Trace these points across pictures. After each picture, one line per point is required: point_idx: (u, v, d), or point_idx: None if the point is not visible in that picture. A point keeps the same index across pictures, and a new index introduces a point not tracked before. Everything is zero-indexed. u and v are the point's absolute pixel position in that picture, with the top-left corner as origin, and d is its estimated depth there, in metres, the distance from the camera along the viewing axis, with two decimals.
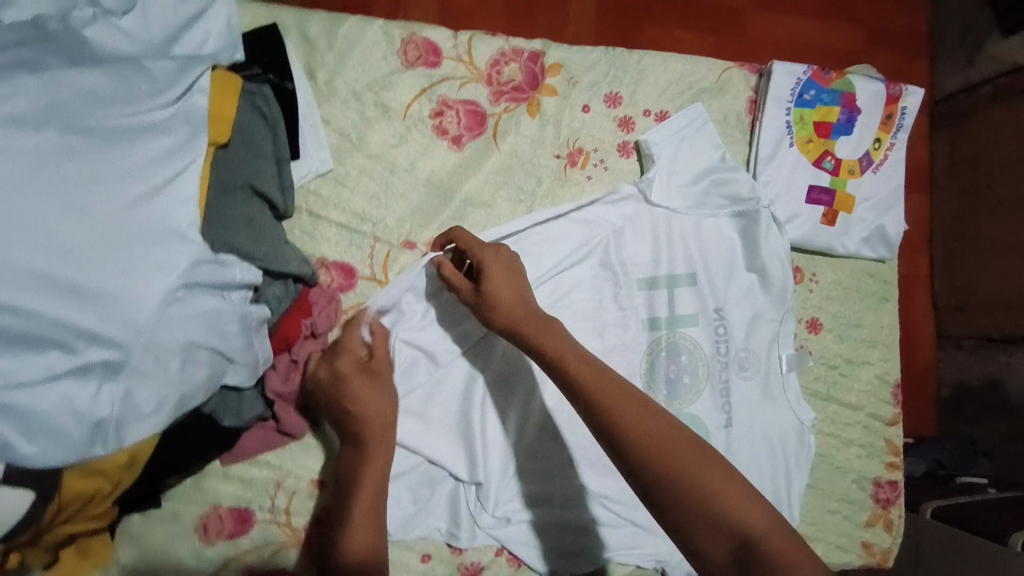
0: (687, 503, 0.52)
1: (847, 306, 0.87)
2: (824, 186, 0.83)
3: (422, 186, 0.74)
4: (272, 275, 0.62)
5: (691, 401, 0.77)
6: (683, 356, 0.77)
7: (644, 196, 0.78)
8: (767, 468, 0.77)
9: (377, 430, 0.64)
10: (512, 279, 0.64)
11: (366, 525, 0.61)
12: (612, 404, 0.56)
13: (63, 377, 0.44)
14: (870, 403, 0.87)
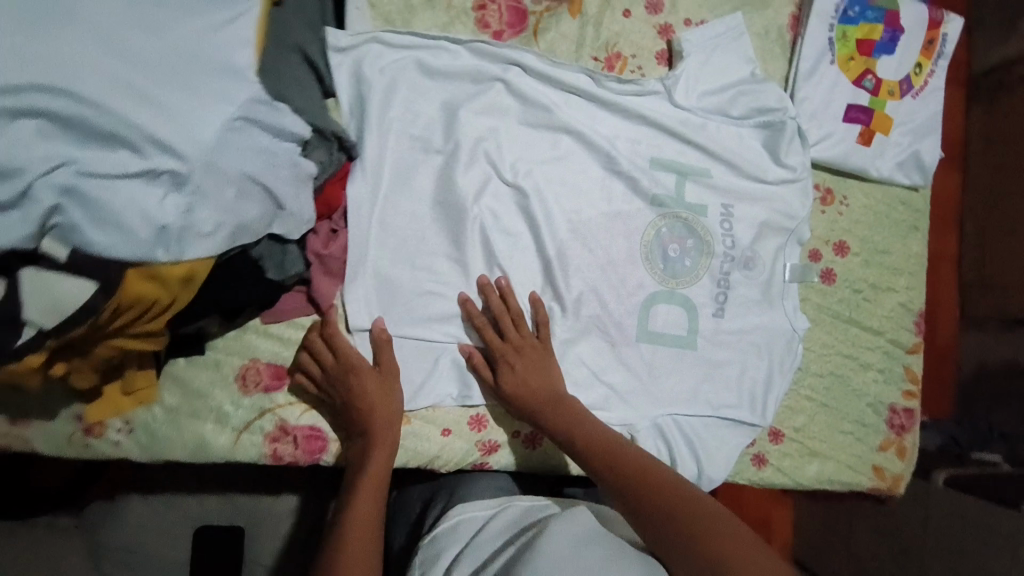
0: (683, 546, 0.55)
1: (875, 231, 0.86)
2: (862, 105, 0.83)
3: (463, 70, 0.75)
4: (320, 137, 0.65)
5: (686, 284, 0.80)
6: (688, 238, 0.80)
7: (669, 96, 0.80)
8: (760, 368, 0.81)
9: (382, 447, 0.67)
10: (537, 367, 0.73)
11: (366, 524, 0.63)
12: (626, 477, 0.63)
13: (134, 178, 0.47)
14: (891, 330, 0.87)
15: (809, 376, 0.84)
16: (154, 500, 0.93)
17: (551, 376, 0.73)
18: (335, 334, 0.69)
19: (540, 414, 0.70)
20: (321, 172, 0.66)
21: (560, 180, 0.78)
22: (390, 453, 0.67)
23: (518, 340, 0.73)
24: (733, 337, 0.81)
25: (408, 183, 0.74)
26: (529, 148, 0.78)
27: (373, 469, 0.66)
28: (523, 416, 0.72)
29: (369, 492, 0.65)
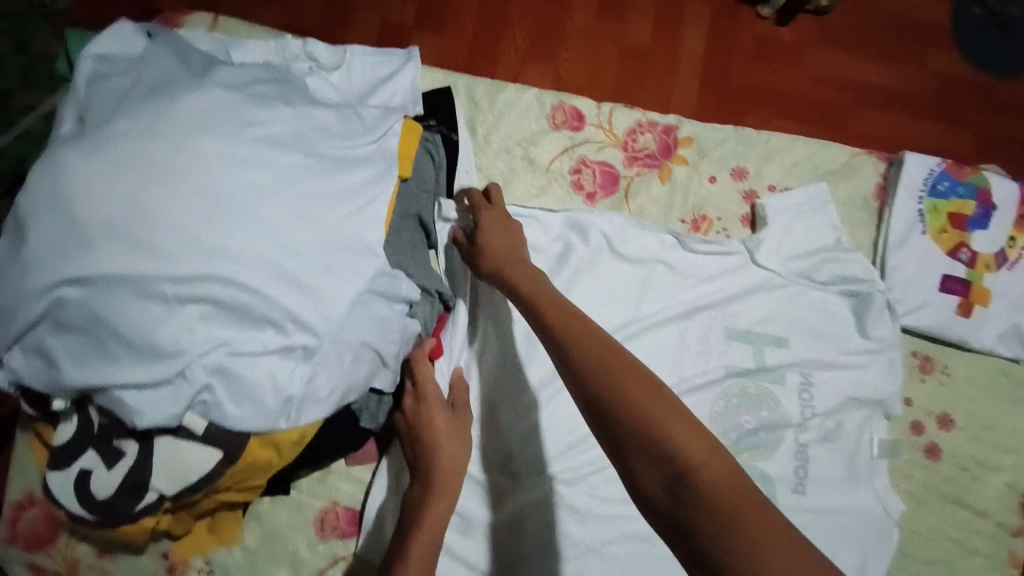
0: (605, 386, 0.50)
1: (981, 404, 0.82)
2: (958, 276, 0.82)
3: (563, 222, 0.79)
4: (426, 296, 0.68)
5: (764, 457, 0.77)
6: (763, 410, 0.78)
7: (751, 256, 0.81)
8: (853, 555, 0.74)
9: (441, 492, 0.62)
10: (505, 234, 0.70)
11: None
12: (565, 327, 0.57)
13: (272, 353, 0.50)
14: (1000, 512, 0.79)
15: (916, 564, 0.77)
16: None
17: (520, 254, 0.68)
18: (420, 367, 0.66)
19: (507, 279, 0.65)
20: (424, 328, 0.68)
21: (648, 338, 0.78)
22: (445, 513, 0.61)
23: (487, 222, 0.71)
24: (820, 517, 0.76)
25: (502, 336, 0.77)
26: (617, 297, 0.78)
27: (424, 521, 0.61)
28: (491, 275, 0.67)
29: (420, 550, 0.59)
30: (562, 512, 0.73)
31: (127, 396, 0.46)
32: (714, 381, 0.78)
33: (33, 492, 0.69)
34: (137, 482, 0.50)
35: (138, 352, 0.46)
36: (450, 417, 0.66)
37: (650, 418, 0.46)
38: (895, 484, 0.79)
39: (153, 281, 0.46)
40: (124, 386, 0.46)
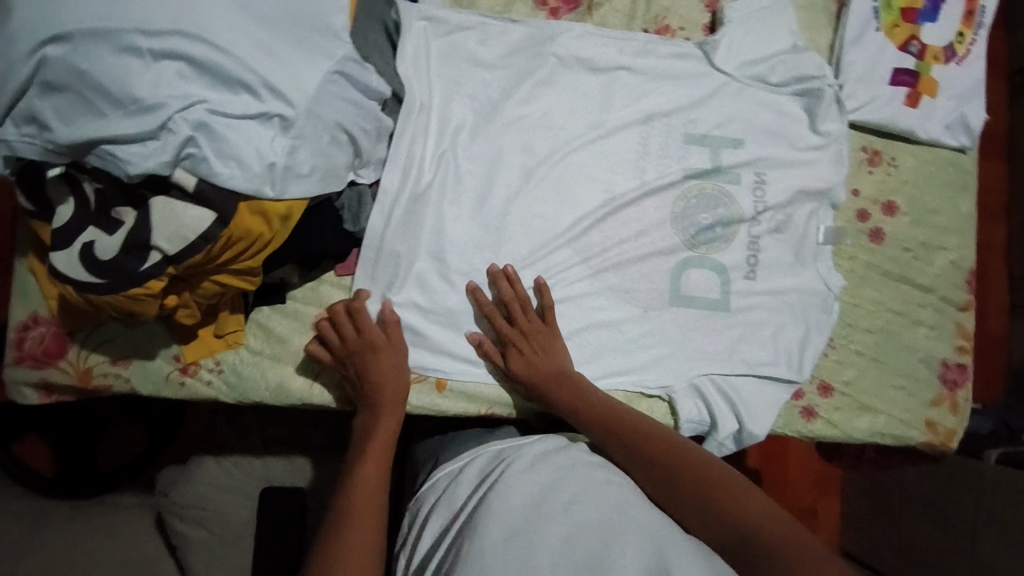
0: (688, 492, 0.62)
1: (925, 191, 0.86)
2: (908, 69, 0.84)
3: (525, 28, 0.80)
4: (395, 100, 0.74)
5: (719, 249, 0.85)
6: (718, 208, 0.84)
7: (708, 59, 0.84)
8: (797, 328, 0.85)
9: (387, 423, 0.70)
10: (544, 349, 0.75)
11: (373, 483, 0.66)
12: (631, 436, 0.69)
13: (250, 119, 0.54)
14: (943, 287, 0.86)
15: (858, 332, 0.85)
16: (223, 463, 0.95)
17: (558, 364, 0.75)
18: (356, 316, 0.73)
19: (559, 401, 0.73)
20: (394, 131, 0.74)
21: (611, 144, 0.82)
22: (396, 425, 0.71)
23: (514, 301, 0.76)
24: (767, 298, 0.85)
25: (463, 148, 0.78)
26: (584, 105, 0.81)
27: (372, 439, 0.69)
28: (535, 395, 0.76)
29: (371, 473, 0.67)
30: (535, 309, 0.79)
31: (119, 148, 0.51)
32: (673, 184, 0.83)
33: (37, 313, 0.74)
34: (139, 242, 0.55)
35: (122, 106, 0.50)
36: (395, 364, 0.72)
37: (727, 508, 0.59)
38: (839, 265, 0.86)
39: (126, 34, 0.49)
40: (114, 139, 0.50)
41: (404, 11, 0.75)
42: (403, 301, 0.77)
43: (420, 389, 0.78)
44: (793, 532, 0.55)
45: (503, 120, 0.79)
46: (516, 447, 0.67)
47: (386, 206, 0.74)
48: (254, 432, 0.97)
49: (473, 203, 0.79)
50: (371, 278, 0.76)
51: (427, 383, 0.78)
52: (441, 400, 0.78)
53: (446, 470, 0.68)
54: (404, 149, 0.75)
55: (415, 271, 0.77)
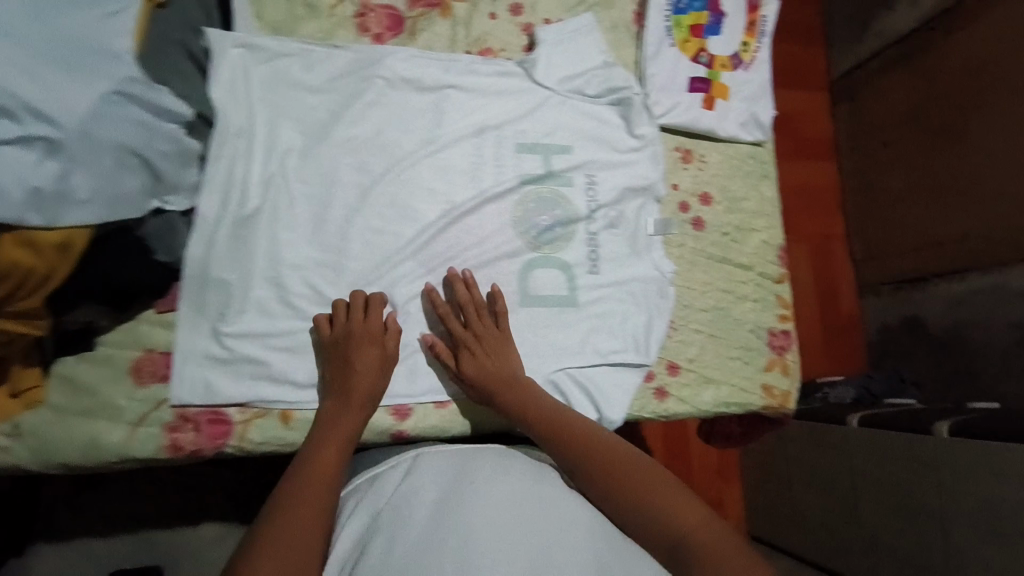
0: (623, 489, 0.62)
1: (732, 181, 0.98)
2: (702, 77, 0.95)
3: (349, 53, 0.81)
4: (203, 123, 0.72)
5: (561, 248, 0.90)
6: (555, 210, 0.90)
7: (530, 75, 0.90)
8: (641, 314, 0.91)
9: (348, 419, 0.71)
10: (496, 349, 0.79)
11: (322, 477, 0.64)
12: (572, 435, 0.69)
13: (6, 144, 0.51)
14: (759, 264, 0.97)
15: (695, 312, 0.93)
16: (64, 547, 0.84)
17: (504, 363, 0.78)
18: (339, 314, 0.76)
19: (502, 395, 0.75)
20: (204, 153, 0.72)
21: (447, 156, 0.85)
22: (354, 426, 0.71)
23: (472, 308, 0.80)
24: (612, 288, 0.91)
25: (292, 169, 0.77)
26: (416, 122, 0.83)
27: (319, 440, 0.69)
28: (479, 395, 0.78)
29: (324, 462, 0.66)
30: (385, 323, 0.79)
31: None
32: (509, 191, 0.87)
33: None
34: None
35: None
36: (378, 355, 0.75)
37: (661, 507, 0.60)
38: (670, 253, 0.94)
39: None
40: None
41: (213, 39, 0.74)
42: (239, 330, 0.74)
43: (262, 423, 0.74)
44: (723, 534, 0.58)
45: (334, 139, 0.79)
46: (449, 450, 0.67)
47: (208, 232, 0.72)
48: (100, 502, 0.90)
49: (311, 221, 0.78)
50: (197, 309, 0.72)
51: (270, 417, 0.75)
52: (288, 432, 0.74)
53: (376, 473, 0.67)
54: (222, 173, 0.72)
55: (253, 301, 0.75)
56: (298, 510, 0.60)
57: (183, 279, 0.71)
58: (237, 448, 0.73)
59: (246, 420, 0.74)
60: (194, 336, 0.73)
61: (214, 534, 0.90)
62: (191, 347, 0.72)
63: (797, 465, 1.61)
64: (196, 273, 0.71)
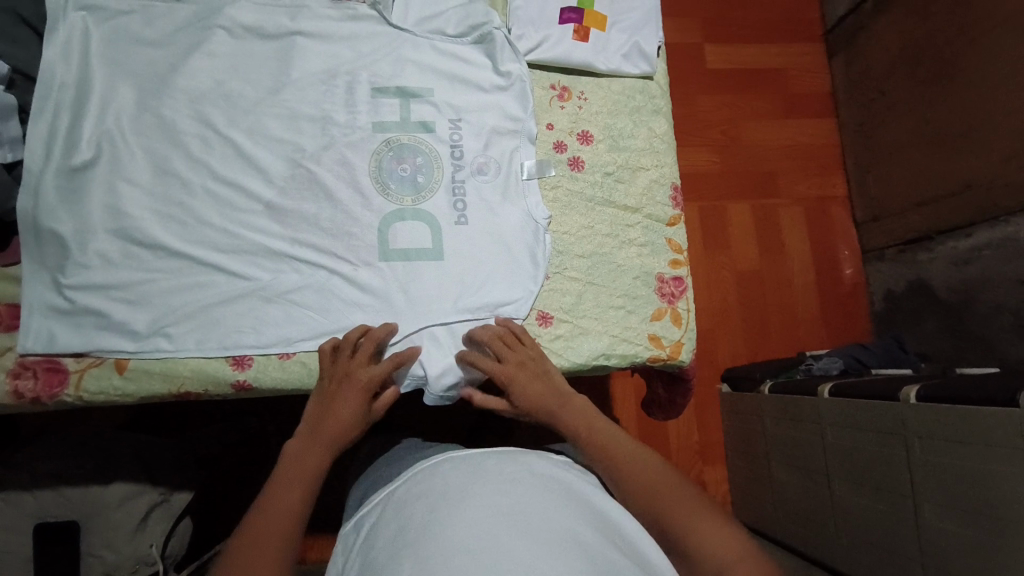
0: (658, 509, 0.60)
1: (616, 118, 0.90)
2: (573, 6, 0.89)
3: (189, 7, 0.82)
4: (26, 79, 0.77)
5: (426, 198, 0.83)
6: (415, 157, 0.84)
7: (384, 17, 0.86)
8: (512, 263, 0.83)
9: (316, 457, 0.68)
10: (536, 379, 0.76)
11: (286, 521, 0.61)
12: (611, 449, 0.68)
13: None
14: (648, 206, 0.89)
15: (571, 258, 0.86)
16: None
17: (543, 394, 0.75)
18: (345, 350, 0.74)
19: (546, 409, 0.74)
20: (27, 108, 0.77)
21: (294, 102, 0.82)
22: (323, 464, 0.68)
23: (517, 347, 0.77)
24: (482, 236, 0.83)
25: (132, 123, 0.79)
26: (260, 71, 0.82)
27: (291, 474, 0.66)
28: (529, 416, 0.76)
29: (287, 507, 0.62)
30: (225, 271, 0.78)
31: None
32: (366, 138, 0.83)
33: None
34: None
35: None
36: (363, 407, 0.72)
37: (696, 533, 0.57)
38: (544, 197, 0.87)
39: None
40: None
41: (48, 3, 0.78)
42: (78, 282, 0.74)
43: (96, 373, 0.75)
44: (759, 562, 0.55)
45: (172, 91, 0.80)
46: (448, 464, 0.63)
47: (36, 182, 0.75)
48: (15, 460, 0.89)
49: (151, 172, 0.78)
50: (38, 262, 0.75)
51: (104, 366, 0.75)
52: (123, 380, 0.75)
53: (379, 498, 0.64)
54: (44, 128, 0.76)
55: (94, 255, 0.75)
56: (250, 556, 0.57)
57: (21, 232, 0.74)
58: (74, 396, 0.74)
59: (82, 370, 0.75)
60: (37, 289, 0.75)
61: (124, 493, 0.90)
62: (34, 298, 0.74)
63: (775, 446, 1.40)
64: (26, 223, 0.74)
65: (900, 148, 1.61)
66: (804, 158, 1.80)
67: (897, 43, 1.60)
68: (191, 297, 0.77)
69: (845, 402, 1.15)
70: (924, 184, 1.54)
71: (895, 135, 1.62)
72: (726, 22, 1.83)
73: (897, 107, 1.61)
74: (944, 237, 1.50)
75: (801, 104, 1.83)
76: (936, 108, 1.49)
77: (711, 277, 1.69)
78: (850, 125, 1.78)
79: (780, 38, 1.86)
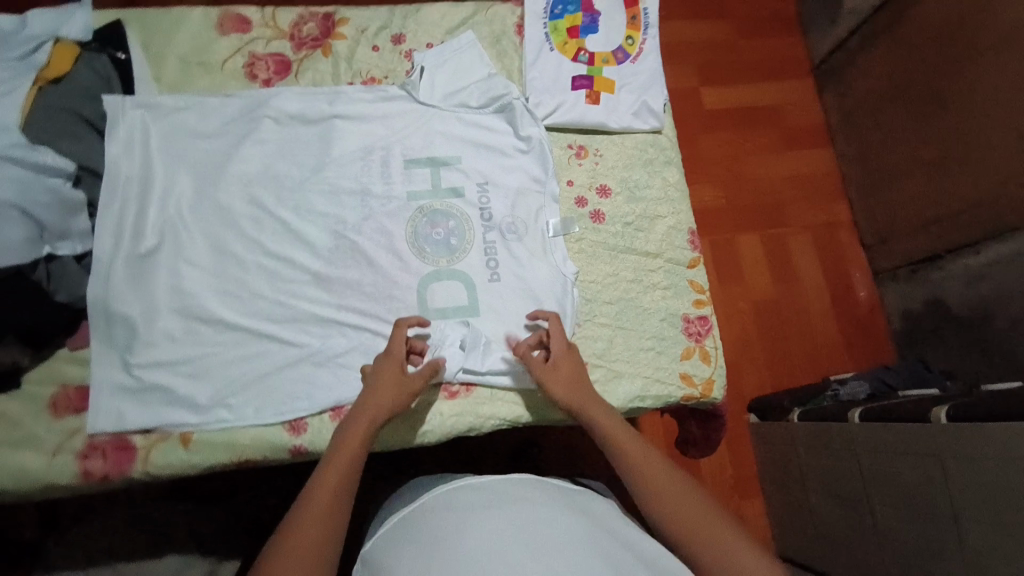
0: (688, 537, 0.61)
1: (631, 171, 0.96)
2: (583, 74, 0.97)
3: (238, 101, 0.91)
4: (92, 175, 0.85)
5: (460, 259, 0.89)
6: (448, 221, 0.90)
7: (412, 96, 0.94)
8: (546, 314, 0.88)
9: (360, 431, 0.71)
10: (572, 371, 0.79)
11: (336, 485, 0.65)
12: (641, 471, 0.67)
13: None
14: (668, 251, 0.94)
15: (599, 306, 0.90)
16: None
17: (579, 383, 0.78)
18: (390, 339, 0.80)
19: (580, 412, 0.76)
20: (95, 202, 0.85)
21: (335, 179, 0.90)
22: (369, 430, 0.71)
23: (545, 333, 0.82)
24: (516, 290, 0.89)
25: (190, 210, 0.86)
26: (303, 153, 0.90)
27: (343, 444, 0.70)
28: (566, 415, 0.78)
29: (322, 507, 0.62)
30: (278, 338, 0.83)
31: None
32: (402, 207, 0.90)
33: None
34: None
35: None
36: (400, 378, 0.76)
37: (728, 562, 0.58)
38: (570, 249, 0.92)
39: None
40: None
41: (109, 104, 0.86)
42: (144, 359, 0.80)
43: (163, 448, 0.79)
44: None
45: (225, 177, 0.87)
46: (473, 490, 0.65)
47: (106, 269, 0.81)
48: (75, 542, 0.93)
49: (208, 252, 0.85)
50: (107, 343, 0.81)
51: (170, 441, 0.80)
52: (188, 453, 0.79)
53: (396, 521, 0.67)
54: (111, 218, 0.83)
55: (158, 333, 0.81)
56: (299, 530, 0.60)
57: (92, 317, 0.81)
58: (141, 471, 0.78)
59: (149, 445, 0.79)
60: (105, 369, 0.80)
61: (178, 564, 0.91)
62: (103, 378, 0.80)
63: (810, 475, 1.40)
64: (96, 309, 0.81)
65: (901, 173, 1.66)
66: (807, 187, 1.86)
67: (887, 74, 1.67)
68: (248, 367, 0.82)
69: (879, 426, 1.17)
70: (928, 206, 1.59)
71: (897, 162, 1.67)
72: (721, 65, 1.93)
73: (894, 133, 1.67)
74: (956, 257, 1.53)
75: (799, 136, 1.91)
76: (931, 133, 1.55)
77: (727, 308, 1.73)
78: (849, 154, 1.84)
79: (773, 76, 1.95)
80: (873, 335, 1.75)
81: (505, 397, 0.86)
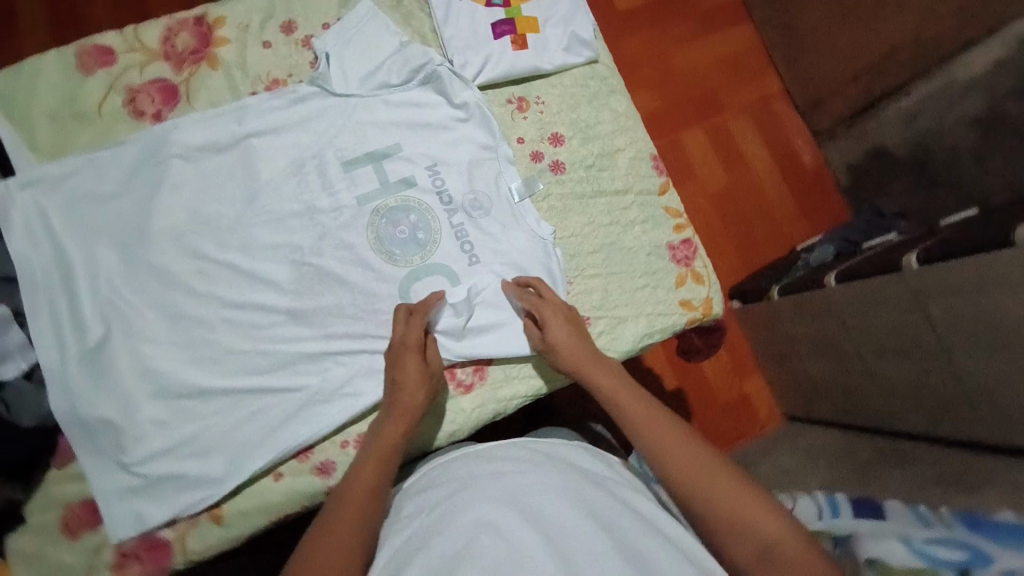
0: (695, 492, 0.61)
1: (578, 110, 0.92)
2: (502, 18, 0.89)
3: (135, 146, 0.80)
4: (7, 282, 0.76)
5: (434, 251, 0.84)
6: (409, 215, 0.84)
7: (327, 89, 0.84)
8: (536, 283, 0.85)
9: (392, 437, 0.69)
10: (573, 329, 0.78)
11: (369, 488, 0.63)
12: (648, 429, 0.67)
13: None
14: (636, 183, 0.91)
15: (585, 257, 0.88)
16: None
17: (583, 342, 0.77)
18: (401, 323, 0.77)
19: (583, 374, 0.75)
20: (20, 307, 0.75)
21: (275, 204, 0.81)
22: (398, 435, 0.70)
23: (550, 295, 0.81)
24: (499, 266, 0.85)
25: (129, 284, 0.77)
26: (230, 186, 0.81)
27: (374, 450, 0.68)
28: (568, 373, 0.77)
29: (358, 507, 0.61)
30: (273, 388, 0.78)
31: None
32: (356, 215, 0.83)
33: None
34: None
35: None
36: (423, 368, 0.74)
37: (737, 515, 0.58)
38: (540, 209, 0.89)
39: None
40: None
41: None
42: (140, 455, 0.74)
43: (197, 533, 0.76)
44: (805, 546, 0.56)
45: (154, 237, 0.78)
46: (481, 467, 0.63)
47: (62, 377, 0.74)
48: None
49: (166, 324, 0.77)
50: (94, 452, 0.74)
51: (201, 524, 0.76)
52: (224, 529, 0.76)
53: (396, 500, 0.67)
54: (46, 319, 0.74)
55: (144, 425, 0.75)
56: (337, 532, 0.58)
57: (67, 431, 0.73)
58: (184, 561, 0.75)
59: (181, 535, 0.75)
60: (104, 477, 0.74)
61: None
62: (104, 487, 0.74)
63: (801, 346, 1.47)
64: (68, 421, 0.73)
65: (822, 32, 1.64)
66: (736, 67, 1.84)
67: None
68: (253, 428, 0.77)
69: (855, 286, 1.23)
70: (853, 59, 1.59)
71: (816, 21, 1.65)
72: None
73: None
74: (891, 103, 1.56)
75: (716, 16, 1.86)
76: None
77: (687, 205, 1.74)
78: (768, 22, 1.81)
79: None
80: (823, 199, 1.80)
81: (519, 373, 0.85)
